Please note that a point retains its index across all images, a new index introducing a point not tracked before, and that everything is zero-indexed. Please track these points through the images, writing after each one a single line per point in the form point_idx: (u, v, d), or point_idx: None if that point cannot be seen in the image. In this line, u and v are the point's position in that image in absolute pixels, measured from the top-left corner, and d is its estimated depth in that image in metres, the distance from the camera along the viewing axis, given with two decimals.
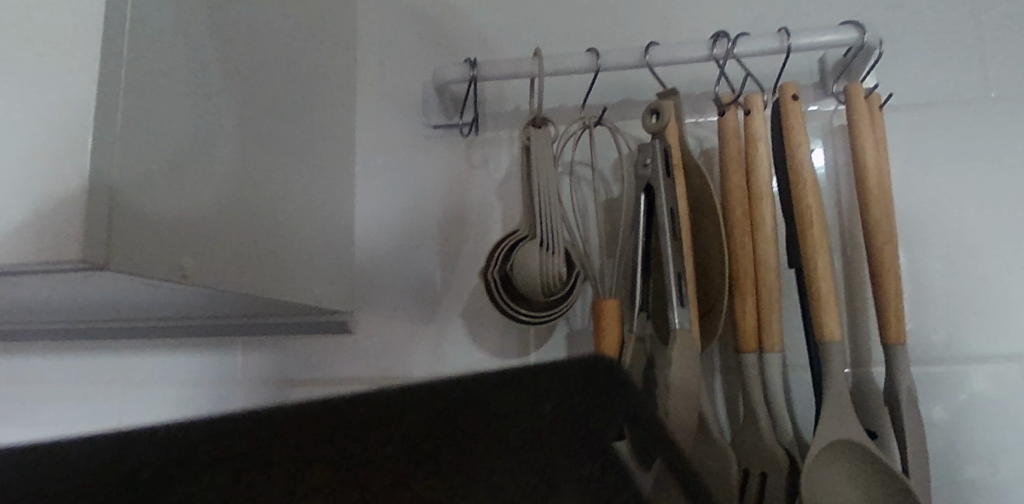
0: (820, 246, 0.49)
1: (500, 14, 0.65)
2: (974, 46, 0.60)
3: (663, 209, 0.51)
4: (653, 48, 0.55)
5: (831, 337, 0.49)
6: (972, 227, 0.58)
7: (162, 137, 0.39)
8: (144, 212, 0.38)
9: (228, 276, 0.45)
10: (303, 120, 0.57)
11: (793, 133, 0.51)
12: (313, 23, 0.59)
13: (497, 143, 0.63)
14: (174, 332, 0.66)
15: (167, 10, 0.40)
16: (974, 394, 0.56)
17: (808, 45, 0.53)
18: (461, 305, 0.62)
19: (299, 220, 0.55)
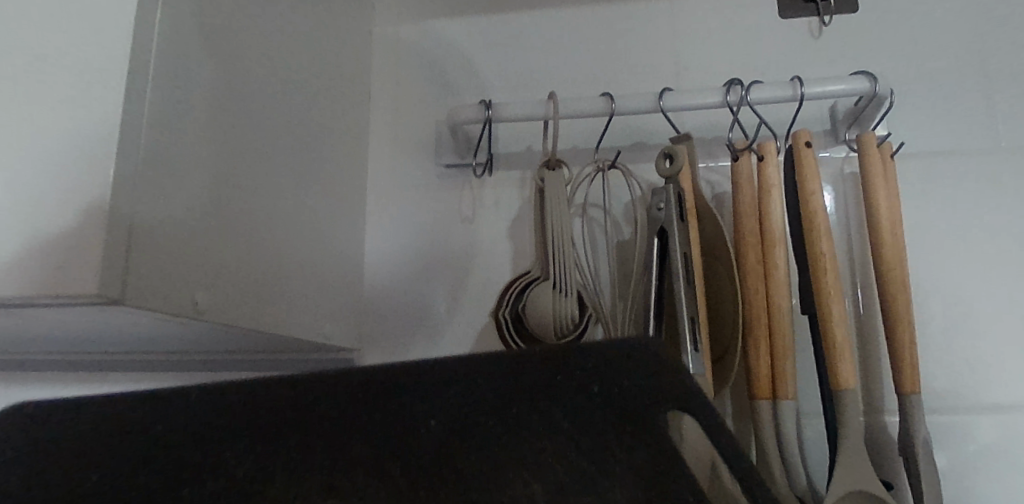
0: (835, 293, 0.49)
1: (514, 57, 0.66)
2: (983, 97, 0.61)
3: (677, 253, 0.51)
4: (666, 93, 0.55)
5: (847, 385, 0.48)
6: (983, 274, 0.58)
7: (179, 172, 0.39)
8: (159, 249, 0.37)
9: (237, 309, 0.45)
10: (317, 157, 0.57)
11: (807, 179, 0.51)
12: (330, 63, 0.60)
13: (509, 183, 0.64)
14: (177, 365, 0.65)
15: (192, 47, 0.41)
16: (991, 445, 0.55)
17: (820, 93, 0.54)
18: (469, 344, 0.61)
19: (310, 256, 0.55)
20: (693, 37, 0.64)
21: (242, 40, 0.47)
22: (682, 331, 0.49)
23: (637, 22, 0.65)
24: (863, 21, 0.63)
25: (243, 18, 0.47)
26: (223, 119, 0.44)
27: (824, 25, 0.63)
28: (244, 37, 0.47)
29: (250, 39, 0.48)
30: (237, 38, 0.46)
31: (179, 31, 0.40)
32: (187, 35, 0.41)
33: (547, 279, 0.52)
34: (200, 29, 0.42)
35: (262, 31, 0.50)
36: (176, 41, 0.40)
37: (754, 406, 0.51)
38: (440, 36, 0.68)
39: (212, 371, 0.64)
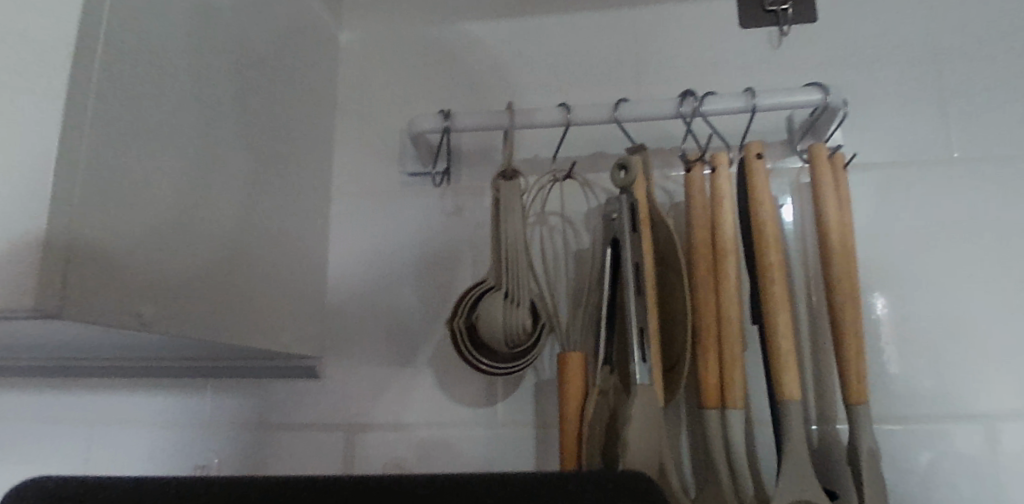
0: (782, 304, 0.50)
1: (476, 66, 0.67)
2: (938, 107, 0.61)
3: (629, 263, 0.51)
4: (622, 104, 0.56)
5: (791, 396, 0.49)
6: (935, 284, 0.58)
7: (126, 186, 0.40)
8: (103, 263, 0.38)
9: (188, 323, 0.45)
10: (279, 166, 0.58)
11: (758, 191, 0.52)
12: (293, 72, 0.60)
13: (470, 192, 0.64)
14: (143, 370, 0.66)
15: (140, 60, 0.41)
16: (940, 452, 0.55)
17: (774, 105, 0.54)
18: (430, 352, 0.62)
19: (269, 264, 0.56)
20: (655, 46, 0.64)
21: (199, 51, 0.47)
22: (632, 340, 0.50)
23: (601, 31, 0.66)
24: (824, 31, 0.63)
25: (200, 29, 0.47)
26: (176, 131, 0.45)
27: (784, 35, 0.63)
28: (200, 48, 0.47)
29: (208, 50, 0.48)
30: (192, 49, 0.46)
31: (127, 45, 0.40)
32: (135, 49, 0.41)
33: (500, 289, 0.53)
34: (149, 42, 0.42)
35: (220, 41, 0.50)
36: (123, 55, 0.40)
37: (703, 414, 0.51)
38: (407, 43, 0.69)
39: (178, 379, 0.65)
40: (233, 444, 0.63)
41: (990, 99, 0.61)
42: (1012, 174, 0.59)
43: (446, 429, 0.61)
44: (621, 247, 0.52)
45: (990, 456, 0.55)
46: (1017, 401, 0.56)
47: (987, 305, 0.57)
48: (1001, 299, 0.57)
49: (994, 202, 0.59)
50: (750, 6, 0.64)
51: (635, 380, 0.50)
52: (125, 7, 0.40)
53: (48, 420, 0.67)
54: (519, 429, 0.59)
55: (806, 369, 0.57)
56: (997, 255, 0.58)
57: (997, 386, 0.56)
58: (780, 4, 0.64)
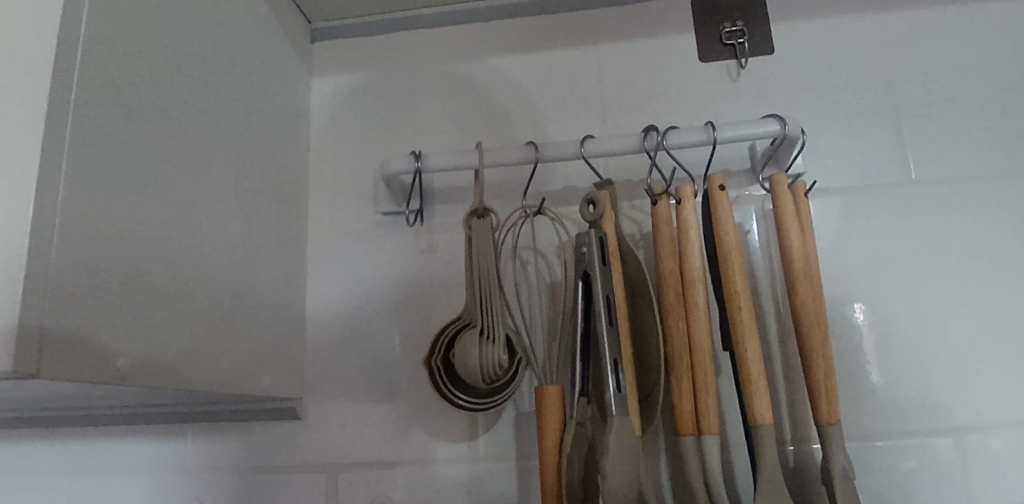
0: (750, 330, 0.51)
1: (447, 107, 0.68)
2: (892, 132, 0.64)
3: (599, 296, 0.52)
4: (588, 141, 0.58)
5: (763, 420, 0.50)
6: (899, 302, 0.60)
7: (102, 241, 0.40)
8: (79, 316, 0.38)
9: (165, 374, 0.46)
10: (254, 211, 0.59)
11: (722, 221, 0.53)
12: (267, 119, 0.62)
13: (444, 229, 0.66)
14: (123, 420, 0.65)
15: (113, 118, 0.42)
16: (913, 466, 0.57)
17: (735, 136, 0.57)
18: (410, 389, 0.63)
19: (246, 308, 0.56)
20: (619, 82, 0.67)
21: (172, 104, 0.48)
22: (606, 371, 0.51)
23: (566, 69, 0.68)
24: (780, 63, 0.66)
25: (172, 83, 0.48)
26: (152, 184, 0.46)
27: (741, 68, 0.66)
28: (173, 100, 0.48)
29: (181, 103, 0.49)
30: (165, 103, 0.48)
31: (100, 103, 0.41)
32: (107, 106, 0.42)
33: (476, 325, 0.54)
34: (122, 99, 0.43)
35: (193, 93, 0.51)
36: (95, 113, 0.41)
37: (679, 441, 0.52)
38: (378, 86, 0.70)
39: (157, 427, 0.65)
40: (216, 491, 0.63)
41: (942, 122, 0.64)
42: (966, 193, 0.62)
43: (430, 466, 0.61)
44: (591, 280, 0.53)
45: (961, 468, 0.56)
46: (985, 413, 0.57)
47: (951, 320, 0.59)
48: (964, 314, 0.59)
49: (952, 220, 0.61)
50: (708, 41, 0.67)
51: (610, 411, 0.51)
52: (98, 67, 0.41)
53: (26, 475, 0.67)
54: (502, 463, 0.60)
55: (778, 391, 0.58)
56: (957, 272, 0.60)
57: (964, 399, 0.58)
58: (736, 39, 0.66)
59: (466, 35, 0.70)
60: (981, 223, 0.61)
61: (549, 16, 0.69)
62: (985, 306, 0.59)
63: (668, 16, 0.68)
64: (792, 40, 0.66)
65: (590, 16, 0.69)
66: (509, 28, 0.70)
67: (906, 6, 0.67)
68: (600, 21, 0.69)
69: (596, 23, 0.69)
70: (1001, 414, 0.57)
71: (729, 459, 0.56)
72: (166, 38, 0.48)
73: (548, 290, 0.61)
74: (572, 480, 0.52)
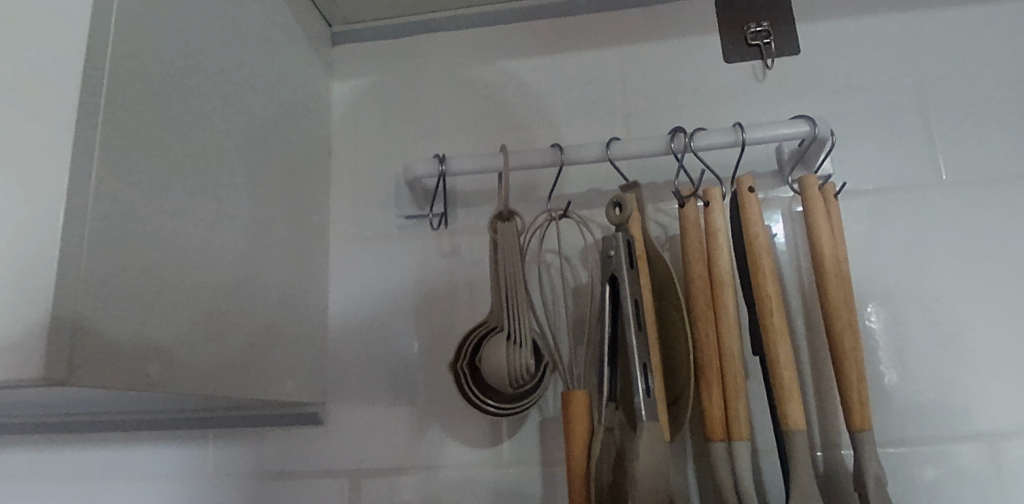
0: (782, 335, 0.50)
1: (469, 109, 0.68)
2: (921, 132, 0.63)
3: (628, 300, 0.52)
4: (613, 143, 0.57)
5: (796, 426, 0.49)
6: (930, 305, 0.59)
7: (130, 245, 0.40)
8: (107, 319, 0.38)
9: (192, 380, 0.45)
10: (278, 213, 0.58)
11: (751, 223, 0.53)
12: (289, 122, 0.61)
13: (466, 233, 0.65)
14: (145, 424, 0.65)
15: (139, 121, 0.42)
16: (945, 471, 0.56)
17: (763, 137, 0.56)
18: (433, 394, 0.62)
19: (269, 312, 0.56)
20: (643, 83, 0.66)
21: (197, 107, 0.48)
22: (635, 377, 0.50)
23: (589, 71, 0.67)
24: (806, 63, 0.65)
25: (197, 86, 0.48)
26: (177, 187, 0.45)
27: (768, 68, 0.65)
28: (198, 104, 0.48)
29: (206, 107, 0.49)
30: (190, 106, 0.47)
31: (127, 106, 0.41)
32: (134, 110, 0.41)
33: (502, 330, 0.53)
34: (148, 102, 0.43)
35: (217, 96, 0.51)
36: (123, 117, 0.40)
37: (709, 447, 0.51)
38: (399, 89, 0.70)
39: (179, 431, 0.65)
40: (237, 496, 0.63)
41: (972, 122, 0.62)
42: (998, 194, 0.61)
43: (452, 472, 0.60)
44: (620, 284, 0.52)
45: (995, 475, 0.55)
46: (1022, 418, 0.56)
47: (987, 323, 0.58)
48: (1000, 317, 0.58)
49: (984, 221, 0.60)
50: (733, 41, 0.66)
51: (640, 417, 0.50)
52: (125, 70, 0.41)
53: (47, 479, 0.66)
54: (527, 469, 0.59)
55: (808, 396, 0.57)
56: (992, 274, 0.59)
57: (1000, 403, 0.57)
58: (762, 39, 0.66)
59: (488, 37, 0.70)
60: (1015, 225, 0.60)
61: (571, 17, 0.69)
62: (1021, 308, 0.58)
63: (692, 16, 0.67)
64: (819, 40, 0.66)
65: (613, 17, 0.68)
66: (530, 30, 0.69)
67: (934, 5, 0.66)
68: (623, 22, 0.68)
69: (619, 24, 0.68)
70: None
71: (758, 465, 0.55)
72: (191, 41, 0.48)
73: (573, 294, 0.60)
74: (600, 487, 0.51)
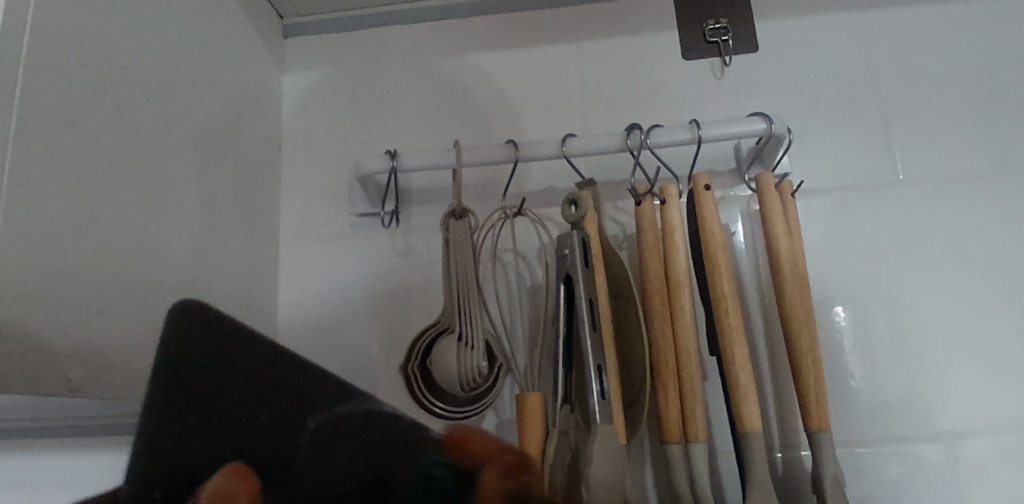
0: (737, 334, 0.50)
1: (425, 104, 0.66)
2: (878, 130, 0.63)
3: (582, 299, 0.50)
4: (569, 139, 0.56)
5: (751, 426, 0.48)
6: (887, 303, 0.59)
7: (50, 239, 0.38)
8: (25, 319, 0.35)
9: (123, 383, 0.43)
10: (222, 208, 0.56)
11: (707, 221, 0.52)
12: (235, 114, 0.59)
13: (421, 230, 0.63)
14: (82, 431, 0.62)
15: (64, 107, 0.39)
16: (902, 471, 0.55)
17: (720, 134, 0.55)
18: (385, 396, 0.60)
19: (212, 310, 0.53)
20: (601, 79, 0.65)
21: (132, 95, 0.46)
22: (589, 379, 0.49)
23: (547, 66, 0.66)
24: (764, 60, 0.65)
25: (131, 73, 0.46)
26: (109, 178, 0.43)
27: (726, 65, 0.64)
28: (133, 91, 0.46)
29: (142, 96, 0.47)
30: (125, 93, 0.45)
31: (49, 90, 0.38)
32: (57, 95, 0.39)
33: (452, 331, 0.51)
34: (74, 87, 0.40)
35: (155, 85, 0.48)
36: (45, 102, 0.38)
37: (665, 449, 0.50)
38: (353, 83, 0.68)
39: (117, 438, 0.62)
40: None
41: (928, 120, 0.63)
42: (953, 192, 0.61)
43: None
44: (574, 283, 0.51)
45: (951, 473, 0.55)
46: (977, 415, 0.56)
47: (943, 320, 0.58)
48: (956, 314, 0.58)
49: (939, 219, 0.60)
50: (692, 38, 0.65)
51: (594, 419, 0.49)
52: (48, 52, 0.38)
53: None
54: None
55: (766, 396, 0.56)
56: (948, 271, 0.59)
57: (956, 400, 0.57)
58: (720, 36, 0.65)
59: (445, 31, 0.68)
60: (968, 223, 0.60)
61: (529, 11, 0.67)
62: (976, 306, 0.58)
63: (651, 13, 0.66)
64: (777, 37, 0.65)
65: (570, 11, 0.67)
66: (488, 23, 0.68)
67: (889, 4, 0.66)
68: (582, 17, 0.67)
69: (578, 19, 0.67)
70: (994, 416, 0.56)
71: (715, 466, 0.54)
72: (126, 25, 0.45)
73: (531, 294, 0.59)
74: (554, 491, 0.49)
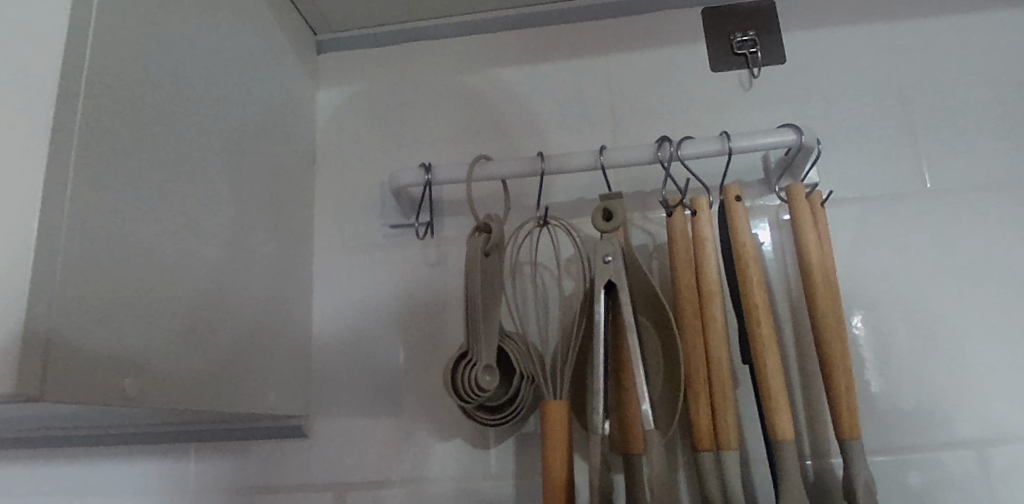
0: (769, 344, 0.50)
1: (457, 116, 0.68)
2: (907, 141, 0.63)
3: (627, 304, 0.51)
4: (606, 151, 0.57)
5: (785, 435, 0.49)
6: (917, 312, 0.59)
7: (107, 253, 0.39)
8: (82, 333, 0.37)
9: (170, 394, 0.44)
10: (261, 220, 0.58)
11: (738, 232, 0.52)
12: (272, 130, 0.61)
13: (453, 241, 0.65)
14: (124, 438, 0.64)
15: (119, 125, 0.41)
16: (933, 479, 0.56)
17: (750, 146, 0.56)
18: (420, 404, 0.61)
19: (251, 320, 0.55)
20: (629, 92, 0.66)
21: (179, 114, 0.47)
22: (639, 383, 0.49)
23: (577, 79, 0.67)
24: (791, 72, 0.65)
25: (179, 93, 0.48)
26: (158, 194, 0.44)
27: (754, 77, 0.65)
28: (180, 108, 0.48)
29: (188, 114, 0.48)
30: (172, 112, 0.47)
31: (105, 110, 0.40)
32: (114, 116, 0.41)
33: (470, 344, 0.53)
34: (127, 108, 0.42)
35: (199, 101, 0.50)
36: (103, 122, 0.40)
37: (698, 458, 0.51)
38: (385, 97, 0.69)
39: (156, 445, 0.63)
40: None
41: (955, 128, 0.63)
42: (980, 200, 0.61)
43: (441, 485, 0.59)
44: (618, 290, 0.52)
45: (983, 483, 0.55)
46: (1002, 419, 0.56)
47: (964, 325, 0.58)
48: (977, 319, 0.59)
49: (971, 229, 0.60)
50: (719, 51, 0.66)
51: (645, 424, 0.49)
52: (104, 73, 0.40)
53: (21, 498, 0.65)
54: (515, 481, 0.58)
55: (796, 405, 0.57)
56: (981, 281, 0.59)
57: (990, 410, 0.57)
58: (747, 48, 0.66)
59: (475, 45, 0.69)
60: (1000, 233, 0.60)
61: (558, 25, 0.69)
62: (1006, 315, 0.58)
63: (679, 25, 0.67)
64: (804, 49, 0.66)
65: (599, 25, 0.68)
66: (518, 37, 0.69)
67: (917, 14, 0.66)
68: (610, 30, 0.68)
69: (606, 32, 0.68)
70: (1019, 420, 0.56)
71: (748, 475, 0.55)
72: (174, 46, 0.47)
73: (561, 303, 0.60)
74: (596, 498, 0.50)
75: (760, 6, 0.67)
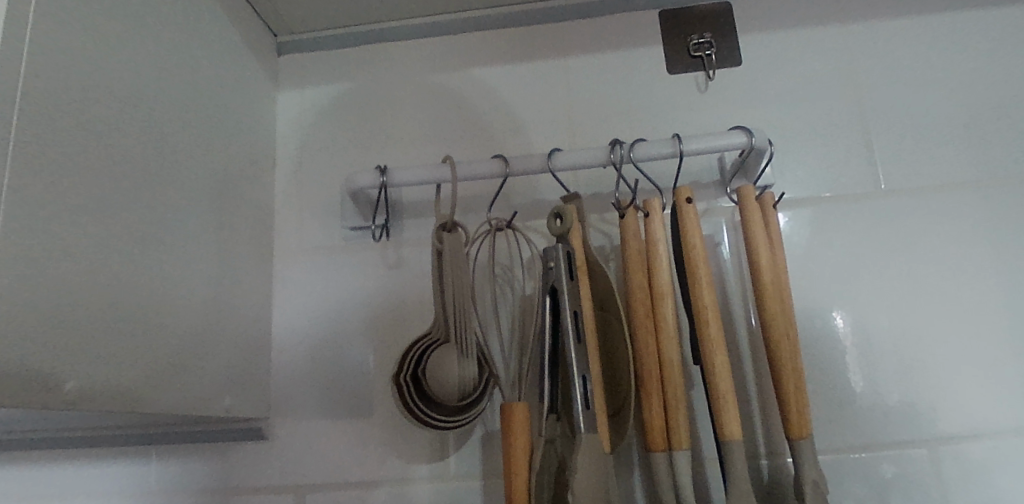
0: (718, 346, 0.51)
1: (417, 117, 0.68)
2: (861, 141, 0.64)
3: (567, 310, 0.52)
4: (556, 155, 0.57)
5: (732, 435, 0.49)
6: (873, 310, 0.60)
7: (47, 256, 0.39)
8: (20, 338, 0.36)
9: (117, 397, 0.44)
10: (216, 223, 0.57)
11: (689, 233, 0.53)
12: (229, 132, 0.61)
13: (413, 243, 0.65)
14: (81, 442, 0.64)
15: (60, 128, 0.41)
16: (885, 477, 0.57)
17: (702, 148, 0.56)
18: (378, 405, 0.62)
19: (206, 322, 0.55)
20: (588, 94, 0.66)
21: (128, 117, 0.47)
22: (573, 388, 0.50)
23: (535, 82, 0.67)
24: (746, 73, 0.66)
25: (127, 95, 0.47)
26: (104, 197, 0.44)
27: (710, 79, 0.66)
28: (129, 110, 0.47)
29: (137, 117, 0.48)
30: (119, 114, 0.46)
31: (45, 113, 0.40)
32: (55, 120, 0.40)
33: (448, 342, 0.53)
34: (70, 111, 0.42)
35: (150, 102, 0.50)
36: (42, 126, 0.39)
37: (650, 458, 0.51)
38: (347, 98, 0.69)
39: (114, 449, 0.63)
40: None
41: (908, 128, 0.64)
42: (934, 199, 0.62)
43: (399, 485, 0.60)
44: (559, 296, 0.52)
45: (935, 480, 0.56)
46: (978, 418, 0.57)
47: (937, 329, 0.59)
48: (948, 322, 0.59)
49: (924, 228, 0.61)
50: (676, 52, 0.67)
51: (579, 428, 0.50)
52: (44, 73, 0.40)
53: None
54: (474, 482, 0.59)
55: (751, 405, 0.57)
56: (938, 280, 0.60)
57: (946, 406, 0.58)
58: (704, 50, 0.66)
59: (436, 46, 0.70)
60: (955, 231, 0.61)
61: (518, 27, 0.69)
62: (961, 312, 0.59)
63: (637, 27, 0.68)
64: (760, 51, 0.67)
65: (558, 26, 0.69)
66: (479, 38, 0.69)
67: (870, 16, 0.67)
68: (569, 32, 0.68)
69: (565, 34, 0.68)
70: (993, 419, 0.57)
71: (701, 474, 0.56)
72: (122, 48, 0.47)
73: (518, 305, 0.61)
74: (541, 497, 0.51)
75: (716, 8, 0.68)
